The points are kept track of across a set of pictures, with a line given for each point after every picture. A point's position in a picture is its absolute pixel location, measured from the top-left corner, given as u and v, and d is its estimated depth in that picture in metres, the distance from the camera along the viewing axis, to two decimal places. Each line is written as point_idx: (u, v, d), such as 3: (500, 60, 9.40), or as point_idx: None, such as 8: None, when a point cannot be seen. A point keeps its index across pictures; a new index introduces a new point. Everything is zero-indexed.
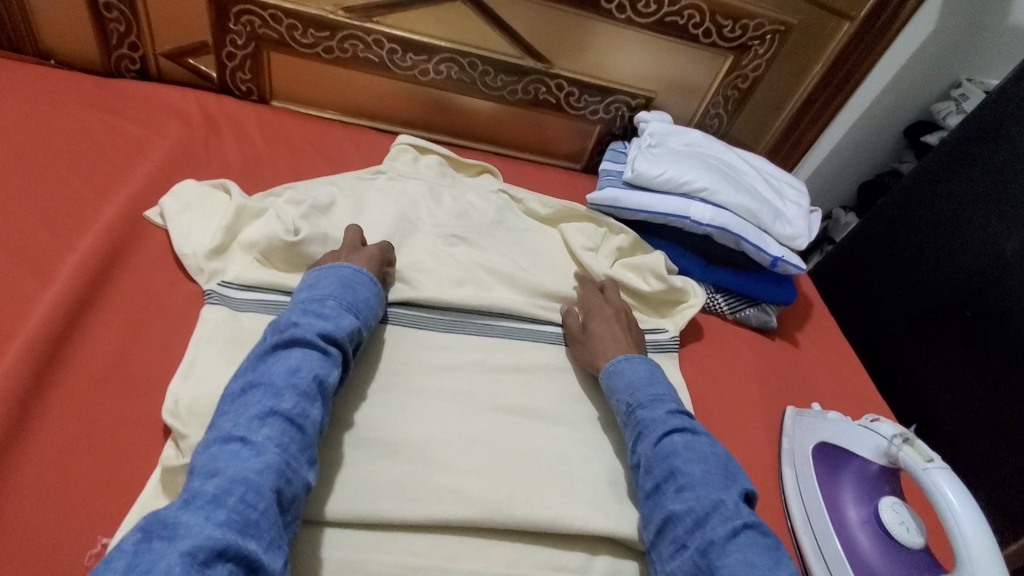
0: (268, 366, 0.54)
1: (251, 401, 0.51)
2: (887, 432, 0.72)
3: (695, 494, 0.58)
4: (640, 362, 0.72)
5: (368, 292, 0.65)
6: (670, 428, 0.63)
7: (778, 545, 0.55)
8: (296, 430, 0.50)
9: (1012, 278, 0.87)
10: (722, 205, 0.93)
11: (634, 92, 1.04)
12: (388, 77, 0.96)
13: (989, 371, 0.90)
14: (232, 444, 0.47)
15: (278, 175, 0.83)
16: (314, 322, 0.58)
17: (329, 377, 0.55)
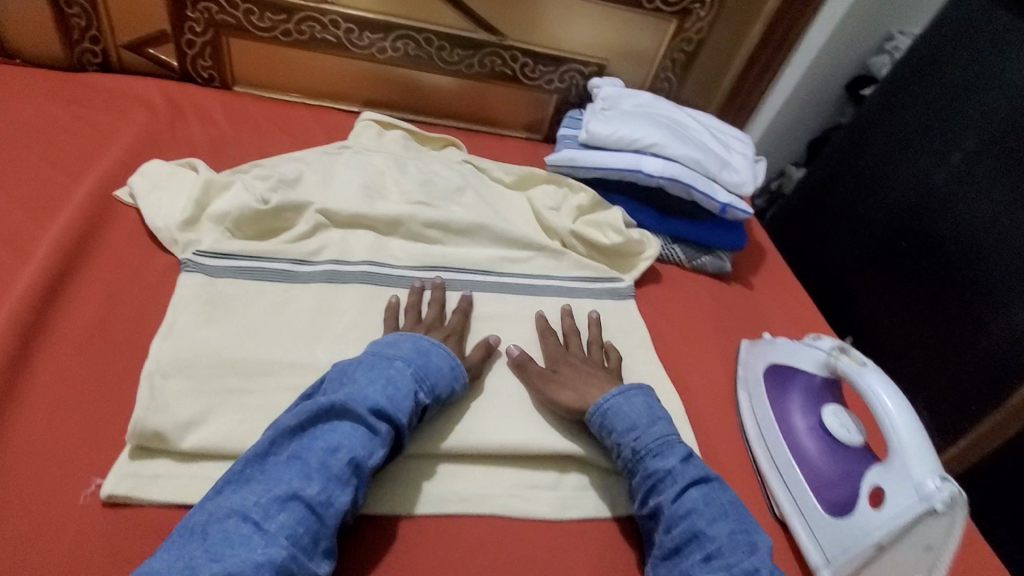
0: (312, 437, 0.54)
1: (284, 474, 0.52)
2: (825, 344, 0.70)
3: (725, 562, 0.55)
4: (636, 396, 0.66)
5: (441, 364, 0.64)
6: (688, 480, 0.60)
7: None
8: (313, 518, 0.50)
9: (943, 207, 0.88)
10: (674, 157, 0.91)
11: (585, 60, 1.09)
12: (348, 56, 1.02)
13: (929, 298, 0.89)
14: (246, 524, 0.48)
15: (243, 152, 0.92)
16: (369, 395, 0.57)
17: (368, 459, 0.54)
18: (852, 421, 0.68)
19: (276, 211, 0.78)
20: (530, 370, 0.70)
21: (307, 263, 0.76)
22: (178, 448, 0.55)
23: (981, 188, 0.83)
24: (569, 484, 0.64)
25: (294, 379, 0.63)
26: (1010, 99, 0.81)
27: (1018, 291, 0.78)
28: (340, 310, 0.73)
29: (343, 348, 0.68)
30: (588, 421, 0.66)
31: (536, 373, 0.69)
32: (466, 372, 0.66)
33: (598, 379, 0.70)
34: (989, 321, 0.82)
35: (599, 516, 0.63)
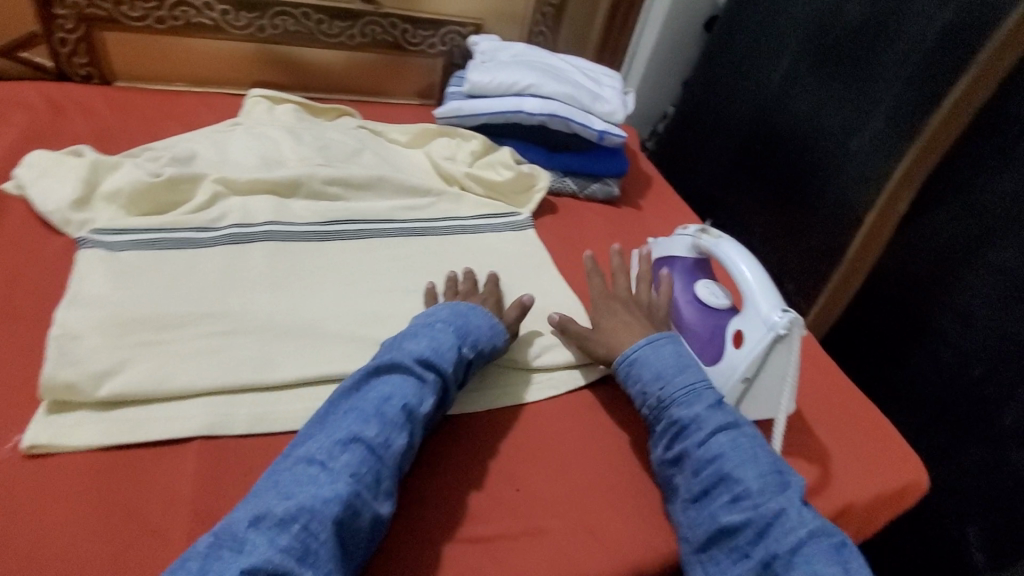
0: (366, 389, 0.60)
1: (344, 422, 0.57)
2: (691, 229, 0.80)
3: (752, 503, 0.58)
4: (665, 345, 0.69)
5: (481, 322, 0.69)
6: (714, 427, 0.63)
7: (845, 543, 0.57)
8: (373, 458, 0.54)
9: (783, 105, 1.01)
10: (550, 96, 1.00)
11: (462, 21, 1.16)
12: (228, 39, 1.05)
13: (787, 186, 1.02)
14: (313, 466, 0.53)
15: (132, 139, 0.93)
16: (418, 351, 0.63)
17: (418, 406, 0.59)
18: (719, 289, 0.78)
19: (170, 182, 0.80)
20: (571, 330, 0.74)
21: (210, 228, 0.78)
22: (94, 397, 0.57)
23: (807, 82, 0.96)
24: (482, 381, 0.71)
25: (209, 328, 0.66)
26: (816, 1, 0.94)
27: (844, 161, 0.92)
28: (246, 265, 0.75)
29: (254, 297, 0.71)
30: (618, 371, 0.70)
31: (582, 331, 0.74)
32: (502, 326, 0.71)
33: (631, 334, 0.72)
34: (828, 191, 0.96)
35: (512, 405, 0.70)
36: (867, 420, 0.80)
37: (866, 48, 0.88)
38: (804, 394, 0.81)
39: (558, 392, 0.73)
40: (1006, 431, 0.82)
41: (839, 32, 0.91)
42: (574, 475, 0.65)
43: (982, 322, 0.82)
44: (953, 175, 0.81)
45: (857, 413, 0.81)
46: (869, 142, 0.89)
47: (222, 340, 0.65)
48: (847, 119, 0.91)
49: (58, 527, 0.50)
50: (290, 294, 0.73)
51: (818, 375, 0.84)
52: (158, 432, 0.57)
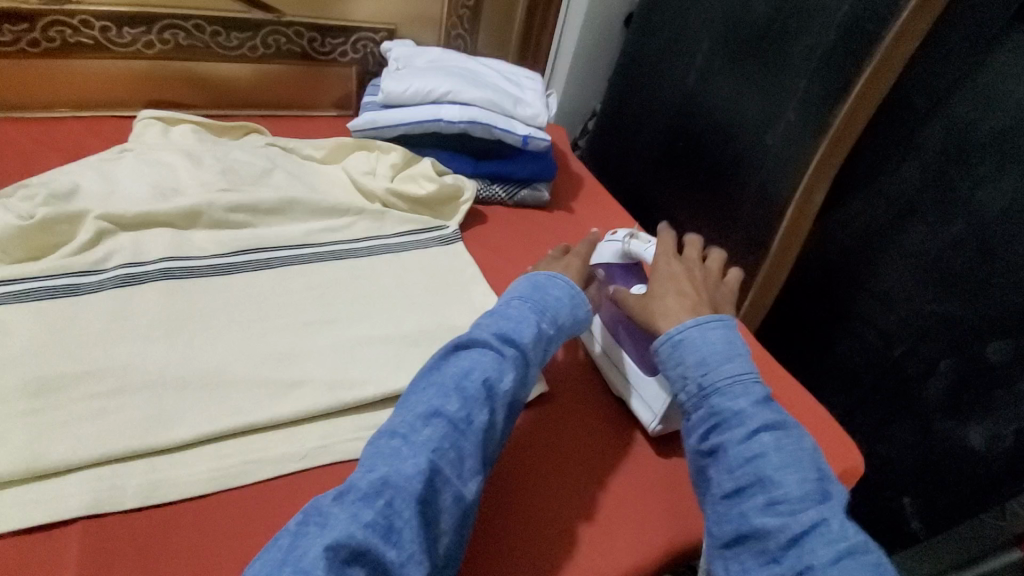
0: (447, 364, 0.59)
1: (426, 396, 0.55)
2: (620, 234, 0.80)
3: (791, 509, 0.51)
4: (714, 329, 0.62)
5: (562, 293, 0.67)
6: (760, 424, 0.55)
7: (887, 565, 0.49)
8: (455, 433, 0.53)
9: (700, 101, 0.98)
10: (469, 102, 0.96)
11: (374, 27, 1.10)
12: (113, 57, 0.95)
13: (707, 183, 0.99)
14: (395, 439, 0.52)
15: (5, 176, 0.83)
16: (494, 325, 0.62)
17: (499, 381, 0.57)
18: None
19: (45, 224, 0.72)
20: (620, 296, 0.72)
21: (95, 272, 0.71)
22: None
23: (721, 78, 0.94)
24: None
25: (94, 387, 0.59)
26: None
27: (761, 158, 0.88)
28: (139, 310, 0.68)
29: (147, 346, 0.64)
30: (659, 351, 0.64)
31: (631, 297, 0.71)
32: (583, 297, 0.69)
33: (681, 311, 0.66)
34: (747, 189, 0.91)
35: None
36: (805, 412, 0.81)
37: (773, 41, 0.84)
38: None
39: None
40: (932, 403, 0.85)
41: (748, 26, 0.88)
42: (508, 505, 0.62)
43: (902, 304, 0.85)
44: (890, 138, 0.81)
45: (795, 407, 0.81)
46: (782, 137, 0.84)
47: (110, 400, 0.59)
48: (761, 114, 0.87)
49: None
50: (192, 338, 0.67)
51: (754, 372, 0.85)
52: (33, 517, 0.50)
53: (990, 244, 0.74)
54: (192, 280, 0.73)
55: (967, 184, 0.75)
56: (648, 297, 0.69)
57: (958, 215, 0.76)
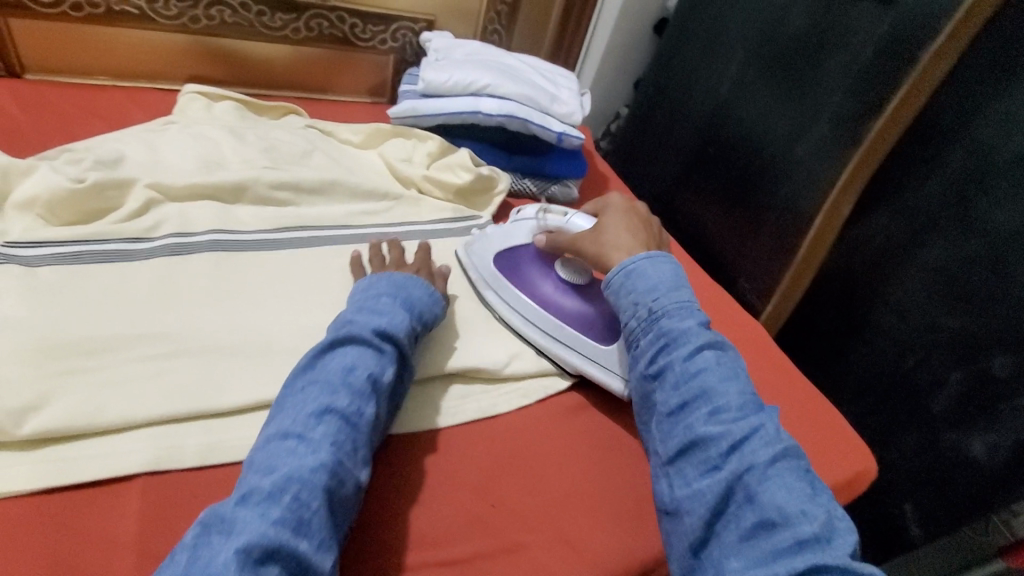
0: (325, 363, 0.56)
1: (309, 395, 0.53)
2: (533, 213, 0.83)
3: (730, 416, 0.58)
4: (664, 266, 0.69)
5: (421, 293, 0.68)
6: (702, 342, 0.63)
7: (811, 472, 0.56)
8: (349, 427, 0.52)
9: (732, 111, 1.01)
10: (507, 96, 0.98)
11: (414, 17, 1.12)
12: (157, 29, 0.96)
13: (734, 191, 1.02)
14: (289, 440, 0.50)
15: (48, 139, 0.83)
16: (372, 320, 0.60)
17: (382, 375, 0.57)
18: (574, 265, 0.79)
19: (96, 189, 0.72)
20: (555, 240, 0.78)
21: (144, 239, 0.72)
22: (15, 436, 0.50)
23: (754, 88, 0.97)
24: (452, 395, 0.69)
25: (147, 349, 0.60)
26: (762, 9, 0.94)
27: (790, 167, 0.91)
28: (189, 279, 0.69)
29: (197, 313, 0.65)
30: (612, 283, 0.70)
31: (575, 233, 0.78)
32: (440, 293, 0.71)
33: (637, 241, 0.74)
34: (775, 197, 0.94)
35: (482, 416, 0.68)
36: (824, 417, 0.84)
37: (811, 55, 0.87)
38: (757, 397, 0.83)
39: (528, 401, 0.72)
40: (938, 413, 0.89)
41: (784, 38, 0.91)
42: (555, 483, 0.64)
43: (917, 316, 0.88)
44: (915, 154, 0.83)
45: (817, 412, 0.84)
46: (814, 147, 0.87)
47: (163, 363, 0.60)
48: (792, 125, 0.90)
49: None
50: (241, 308, 0.68)
51: (776, 376, 0.88)
52: (94, 472, 0.51)
53: (1002, 263, 0.77)
54: (238, 253, 0.75)
55: (978, 207, 0.78)
56: (595, 233, 0.76)
57: (973, 235, 0.79)
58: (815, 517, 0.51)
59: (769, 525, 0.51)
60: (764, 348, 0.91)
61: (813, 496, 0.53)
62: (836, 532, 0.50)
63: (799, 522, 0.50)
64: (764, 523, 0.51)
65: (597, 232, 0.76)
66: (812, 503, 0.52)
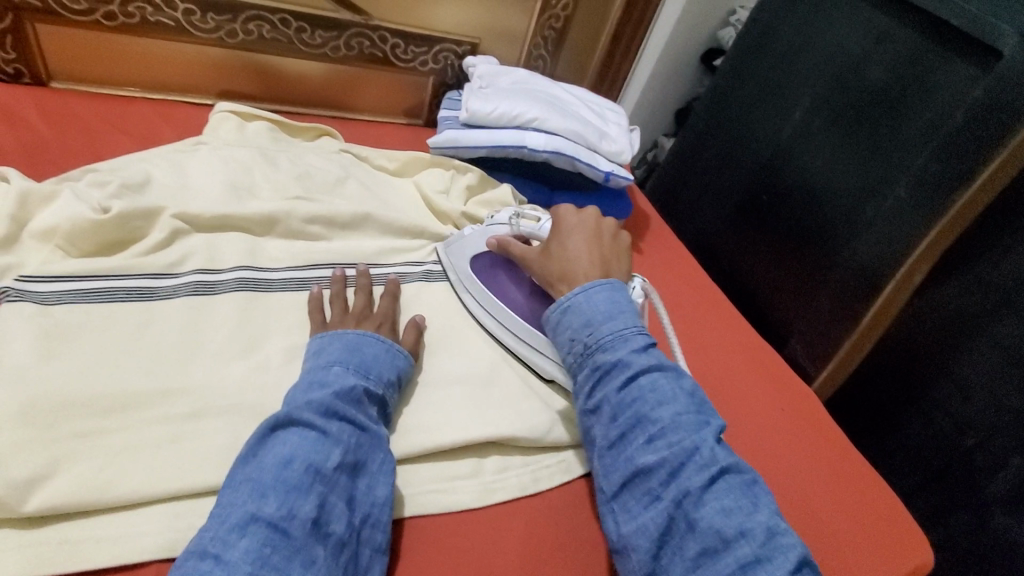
0: (258, 459, 0.50)
1: (236, 500, 0.47)
2: (506, 218, 0.81)
3: (667, 442, 0.54)
4: (598, 292, 0.65)
5: (378, 352, 0.63)
6: (639, 369, 0.58)
7: (755, 482, 0.54)
8: (279, 536, 0.45)
9: (791, 159, 0.95)
10: (555, 131, 0.92)
11: (458, 40, 1.06)
12: (190, 41, 0.91)
13: (789, 243, 0.96)
14: (205, 561, 0.43)
15: (72, 156, 0.79)
16: (312, 399, 0.54)
17: (326, 462, 0.50)
18: None
19: (120, 219, 0.67)
20: (512, 252, 0.76)
21: (169, 276, 0.67)
22: (18, 512, 0.45)
23: (820, 137, 0.90)
24: (490, 467, 0.63)
25: (165, 409, 0.55)
26: (834, 55, 0.88)
27: (859, 228, 0.85)
28: (214, 325, 0.64)
29: (223, 364, 0.60)
30: (548, 319, 0.67)
31: (531, 251, 0.74)
32: (400, 346, 0.65)
33: (581, 272, 0.68)
34: (836, 258, 0.89)
35: (521, 494, 0.63)
36: (872, 496, 0.78)
37: (888, 110, 0.81)
38: (800, 482, 0.77)
39: (570, 477, 0.65)
40: (993, 497, 0.83)
41: (859, 91, 0.85)
42: None
43: (982, 398, 0.81)
44: (993, 232, 0.76)
45: (865, 488, 0.79)
46: (886, 210, 0.81)
47: (183, 426, 0.54)
48: (859, 183, 0.85)
49: None
50: (268, 360, 0.63)
51: (826, 452, 0.82)
52: (103, 557, 0.46)
53: None
54: (266, 294, 0.70)
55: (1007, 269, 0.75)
56: (547, 255, 0.72)
57: None
58: (755, 537, 0.49)
59: (711, 551, 0.49)
60: (800, 420, 0.85)
61: (755, 511, 0.51)
62: (778, 549, 0.48)
63: (739, 546, 0.49)
64: (707, 550, 0.49)
65: (548, 256, 0.72)
66: (752, 519, 0.50)
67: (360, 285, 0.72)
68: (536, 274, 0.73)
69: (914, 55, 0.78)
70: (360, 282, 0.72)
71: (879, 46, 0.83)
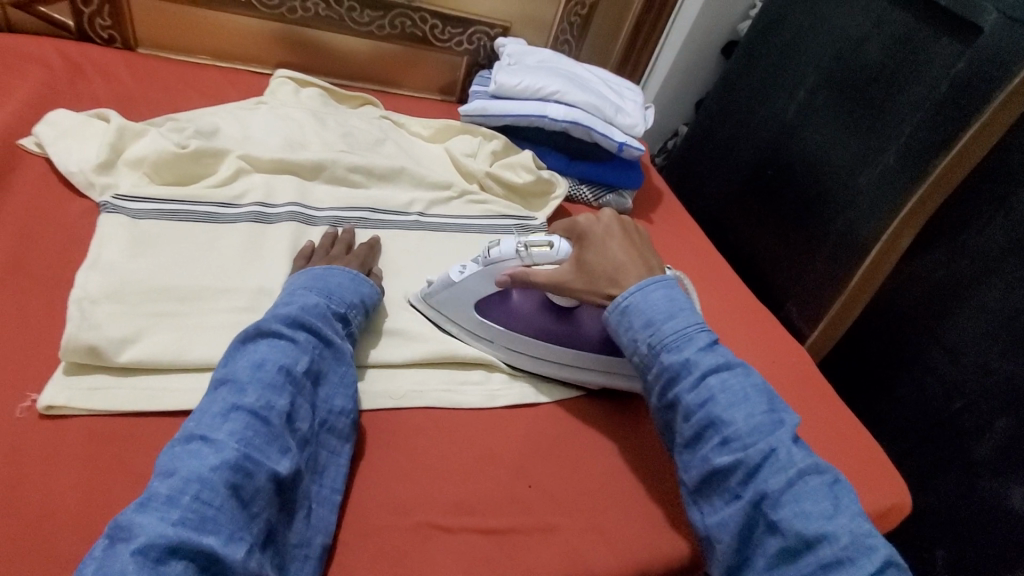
0: (234, 362, 0.55)
1: (217, 396, 0.52)
2: (511, 248, 0.69)
3: (743, 444, 0.56)
4: (655, 290, 0.64)
5: (343, 280, 0.68)
6: (707, 369, 0.59)
7: (837, 480, 0.55)
8: (260, 422, 0.50)
9: (798, 135, 1.01)
10: (575, 104, 1.01)
11: (491, 23, 1.17)
12: (256, 15, 1.04)
13: (793, 215, 1.02)
14: (193, 442, 0.48)
15: (154, 107, 0.92)
16: (280, 313, 0.60)
17: (295, 365, 0.56)
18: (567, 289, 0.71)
19: (195, 155, 0.79)
20: (537, 283, 0.68)
21: (233, 205, 0.78)
22: (115, 362, 0.56)
23: (823, 115, 0.97)
24: (497, 379, 0.72)
25: (229, 303, 0.66)
26: (836, 38, 0.95)
27: (852, 195, 0.92)
28: (268, 245, 0.75)
29: (275, 275, 0.71)
30: (608, 321, 0.66)
31: (566, 274, 0.67)
32: (367, 278, 0.70)
33: (630, 274, 0.66)
34: (833, 224, 0.95)
35: (525, 403, 0.71)
36: (863, 445, 0.84)
37: (884, 87, 0.88)
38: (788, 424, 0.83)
39: (568, 394, 0.73)
40: (981, 459, 0.87)
41: (860, 70, 0.91)
42: (592, 473, 0.65)
43: (970, 360, 0.85)
44: (987, 192, 0.79)
45: (853, 438, 0.85)
46: (878, 177, 0.88)
47: (242, 317, 0.65)
48: (857, 155, 0.92)
49: (76, 488, 0.50)
50: None
51: (815, 404, 0.88)
52: (178, 403, 0.57)
53: None
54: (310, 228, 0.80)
55: (981, 233, 0.81)
56: (585, 271, 0.67)
57: None
58: (839, 540, 0.50)
59: (793, 550, 0.51)
60: (799, 376, 0.92)
61: (836, 513, 0.52)
62: (862, 550, 0.50)
63: (820, 546, 0.50)
64: (789, 549, 0.52)
65: (586, 270, 0.67)
66: (834, 518, 0.52)
67: (342, 238, 0.76)
68: (578, 293, 0.67)
69: (908, 34, 0.85)
70: (343, 238, 0.77)
71: (879, 27, 0.89)
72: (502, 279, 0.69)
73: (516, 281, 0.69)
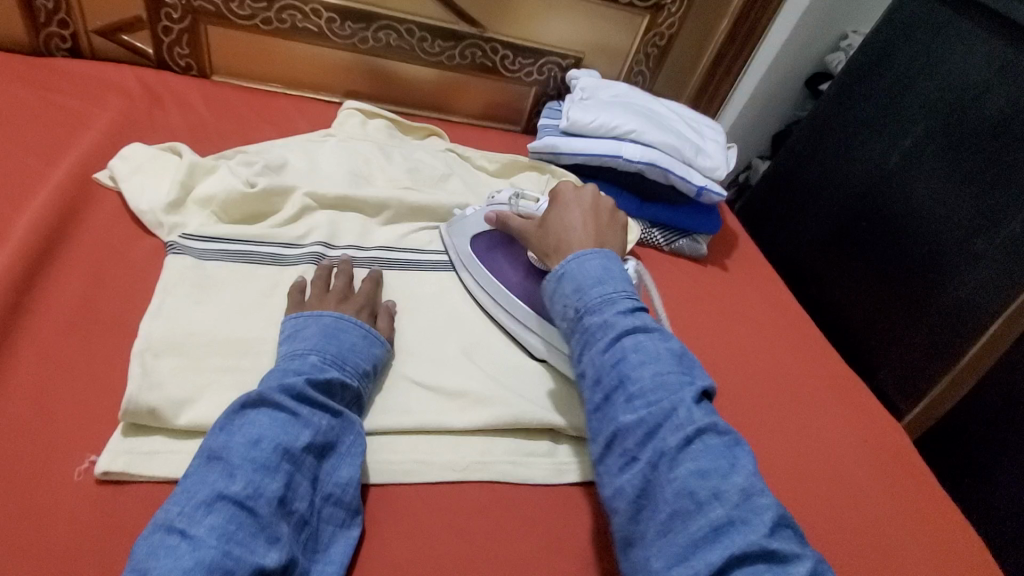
0: (228, 433, 0.50)
1: (205, 479, 0.47)
2: (506, 197, 0.82)
3: (647, 401, 0.49)
4: (592, 260, 0.59)
5: (356, 339, 0.62)
6: (623, 330, 0.53)
7: (739, 442, 0.49)
8: (245, 514, 0.45)
9: (900, 186, 0.92)
10: (652, 144, 0.95)
11: (563, 53, 1.12)
12: (328, 46, 1.02)
13: (890, 272, 0.92)
14: (171, 536, 0.43)
15: (224, 137, 0.91)
16: (283, 381, 0.54)
17: (294, 442, 0.50)
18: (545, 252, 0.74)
19: (263, 194, 0.77)
20: (510, 226, 0.75)
21: (296, 246, 0.76)
22: (174, 425, 0.54)
23: (932, 167, 0.87)
24: (565, 452, 0.66)
25: None
26: (953, 85, 0.86)
27: (967, 261, 0.82)
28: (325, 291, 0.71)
29: None
30: (545, 287, 0.61)
31: (530, 224, 0.72)
32: (381, 337, 0.65)
33: (575, 243, 0.63)
34: (941, 291, 0.85)
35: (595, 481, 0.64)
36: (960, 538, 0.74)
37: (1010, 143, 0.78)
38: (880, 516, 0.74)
39: None
40: None
41: (980, 123, 0.82)
42: None
43: None
44: None
45: (953, 534, 0.74)
46: (1000, 244, 0.78)
47: None
48: (972, 215, 0.82)
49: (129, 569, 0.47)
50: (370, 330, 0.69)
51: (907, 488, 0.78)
52: None
53: None
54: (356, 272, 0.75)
55: None
56: (542, 228, 0.68)
57: None
58: (730, 500, 0.44)
59: (682, 514, 0.45)
60: (886, 458, 0.81)
61: (732, 473, 0.46)
62: (753, 510, 0.44)
63: (712, 508, 0.44)
64: (679, 513, 0.45)
65: (544, 227, 0.68)
66: (729, 478, 0.45)
67: (341, 271, 0.71)
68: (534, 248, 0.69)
69: None
70: (343, 269, 0.71)
71: (1003, 76, 0.80)
72: (493, 215, 0.79)
73: (502, 218, 0.77)
